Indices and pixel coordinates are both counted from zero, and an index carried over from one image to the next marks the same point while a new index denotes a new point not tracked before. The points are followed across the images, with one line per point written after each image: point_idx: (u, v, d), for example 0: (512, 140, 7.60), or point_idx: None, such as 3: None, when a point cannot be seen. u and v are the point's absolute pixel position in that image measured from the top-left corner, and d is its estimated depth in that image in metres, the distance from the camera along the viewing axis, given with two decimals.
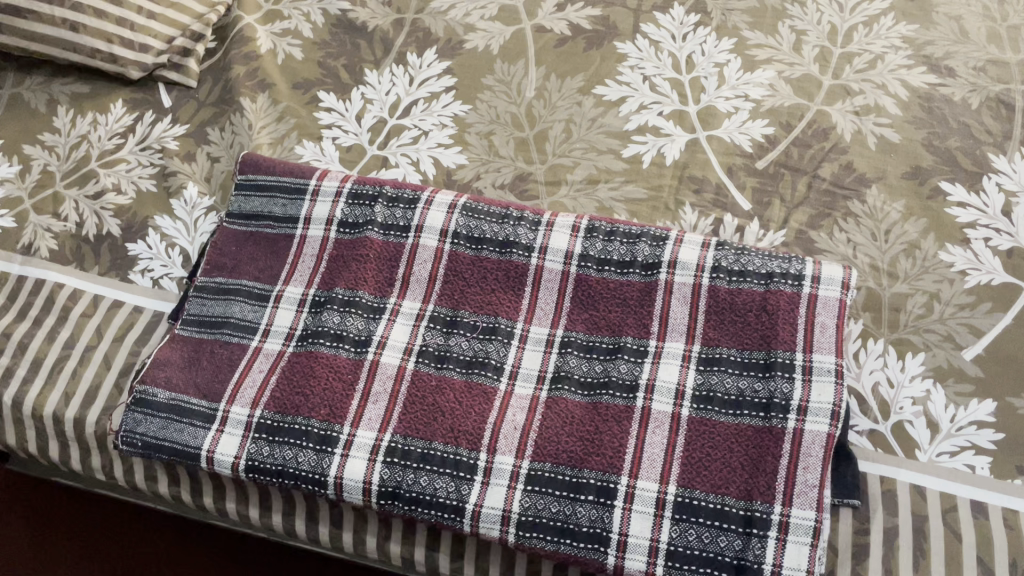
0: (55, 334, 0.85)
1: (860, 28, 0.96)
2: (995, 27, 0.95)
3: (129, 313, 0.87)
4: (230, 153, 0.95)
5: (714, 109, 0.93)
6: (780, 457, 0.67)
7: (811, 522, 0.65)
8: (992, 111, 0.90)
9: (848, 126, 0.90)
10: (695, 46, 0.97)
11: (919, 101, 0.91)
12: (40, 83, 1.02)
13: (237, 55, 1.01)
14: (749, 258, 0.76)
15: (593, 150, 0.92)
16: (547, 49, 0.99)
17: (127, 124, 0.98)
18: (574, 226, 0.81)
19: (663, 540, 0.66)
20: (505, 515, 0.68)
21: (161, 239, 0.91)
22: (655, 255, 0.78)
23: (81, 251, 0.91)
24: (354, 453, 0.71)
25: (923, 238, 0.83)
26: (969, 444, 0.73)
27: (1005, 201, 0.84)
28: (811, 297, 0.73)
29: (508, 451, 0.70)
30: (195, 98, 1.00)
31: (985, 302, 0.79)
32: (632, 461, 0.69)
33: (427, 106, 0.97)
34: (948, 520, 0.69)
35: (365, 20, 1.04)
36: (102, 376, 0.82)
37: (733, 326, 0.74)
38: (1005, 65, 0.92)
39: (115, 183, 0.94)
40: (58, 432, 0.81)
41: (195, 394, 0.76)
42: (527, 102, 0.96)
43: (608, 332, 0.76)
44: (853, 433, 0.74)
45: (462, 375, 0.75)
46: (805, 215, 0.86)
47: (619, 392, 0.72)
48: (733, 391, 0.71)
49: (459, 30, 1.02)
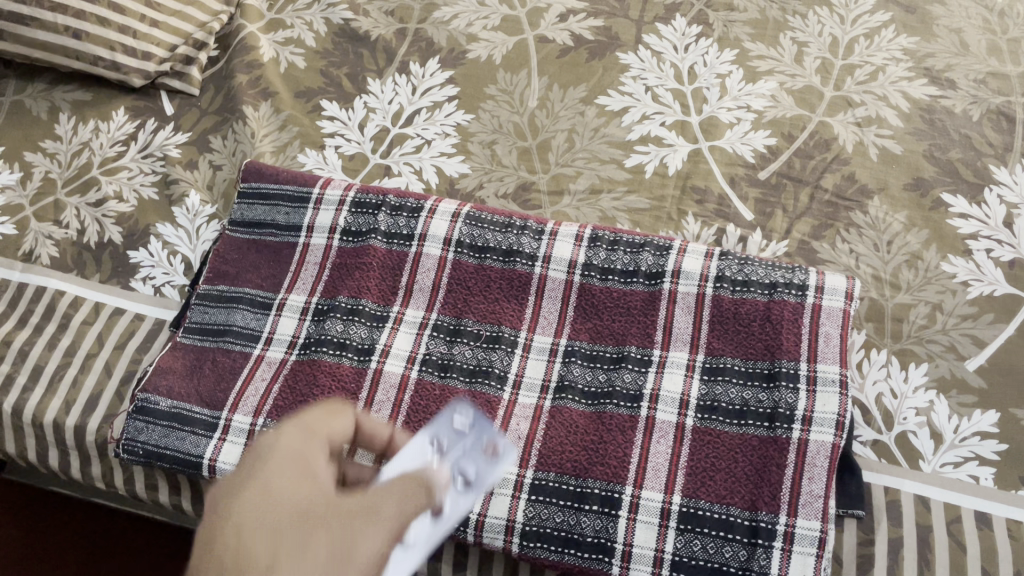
0: (55, 342, 0.85)
1: (862, 40, 0.97)
2: (995, 40, 0.96)
3: (130, 320, 0.86)
4: (232, 161, 0.95)
5: (716, 120, 0.93)
6: (785, 468, 0.67)
7: (816, 532, 0.65)
8: (993, 123, 0.90)
9: (849, 137, 0.91)
10: (697, 57, 0.97)
11: (920, 113, 0.92)
12: (43, 90, 1.02)
13: (239, 63, 1.01)
14: (752, 268, 0.76)
15: (596, 159, 0.92)
16: (550, 59, 1.00)
17: (129, 132, 0.98)
18: (578, 236, 0.81)
19: (667, 550, 0.66)
20: (509, 524, 0.68)
21: (163, 247, 0.90)
22: (659, 265, 0.78)
23: (82, 258, 0.91)
24: None
25: (924, 249, 0.83)
26: (972, 455, 0.73)
27: (1006, 213, 0.84)
28: (815, 307, 0.74)
29: (511, 460, 0.70)
30: (197, 106, 1.00)
31: (987, 313, 0.80)
32: (637, 471, 0.69)
33: (430, 115, 0.97)
34: (953, 531, 0.69)
35: (368, 29, 1.04)
36: (103, 383, 0.82)
37: (736, 335, 0.74)
38: (1005, 77, 0.93)
39: (117, 190, 0.94)
40: (58, 439, 0.80)
41: (197, 402, 0.76)
42: (530, 112, 0.96)
43: (611, 341, 0.76)
44: (857, 444, 0.74)
45: (466, 384, 0.74)
46: (807, 225, 0.86)
47: (623, 401, 0.72)
48: (737, 401, 0.71)
49: (462, 40, 1.02)
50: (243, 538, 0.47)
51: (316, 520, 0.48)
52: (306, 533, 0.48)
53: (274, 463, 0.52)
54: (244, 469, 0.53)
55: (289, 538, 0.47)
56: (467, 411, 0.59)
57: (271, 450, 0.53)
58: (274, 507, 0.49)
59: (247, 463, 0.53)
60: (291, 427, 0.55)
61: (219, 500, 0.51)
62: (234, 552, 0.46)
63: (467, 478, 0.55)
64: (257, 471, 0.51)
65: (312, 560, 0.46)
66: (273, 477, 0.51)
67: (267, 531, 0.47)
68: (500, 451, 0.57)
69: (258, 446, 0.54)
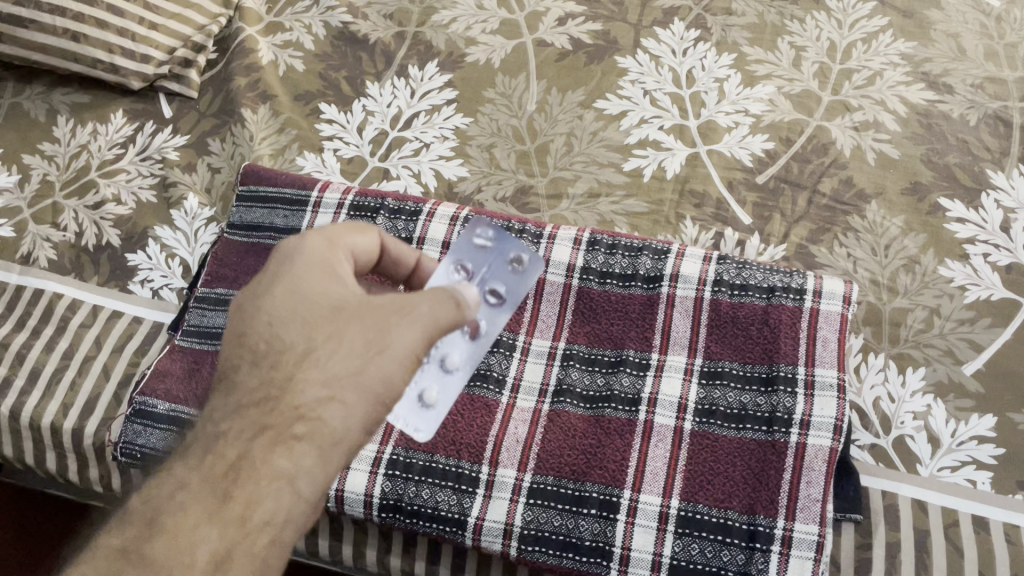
0: (53, 345, 0.85)
1: (860, 44, 0.97)
2: (992, 45, 0.96)
3: (128, 323, 0.86)
4: (231, 164, 0.96)
5: (715, 124, 0.93)
6: (783, 472, 0.67)
7: (814, 537, 0.65)
8: (991, 127, 0.90)
9: (847, 141, 0.91)
10: (695, 61, 0.98)
11: (918, 117, 0.92)
12: (41, 92, 1.02)
13: (238, 66, 1.01)
14: (751, 272, 0.77)
15: (595, 163, 0.92)
16: (549, 63, 1.00)
17: (128, 134, 0.98)
18: (576, 239, 0.81)
19: (665, 554, 0.66)
20: (507, 528, 0.68)
21: (161, 250, 0.90)
22: (657, 269, 0.78)
23: (80, 261, 0.90)
24: (356, 465, 0.71)
25: (922, 253, 0.84)
26: (970, 459, 0.73)
27: (1003, 217, 0.85)
28: (813, 311, 0.74)
29: (510, 464, 0.70)
30: (196, 109, 1.00)
31: (984, 317, 0.80)
32: (635, 475, 0.69)
33: (429, 118, 0.97)
34: (950, 536, 0.69)
35: (367, 32, 1.04)
36: (101, 387, 0.82)
37: (735, 339, 0.74)
38: (1002, 82, 0.93)
39: (115, 193, 0.94)
40: (56, 443, 0.80)
41: (182, 403, 0.76)
42: (528, 116, 0.96)
43: (610, 345, 0.76)
44: (854, 448, 0.74)
45: (464, 388, 0.74)
46: (805, 229, 0.86)
47: (621, 405, 0.72)
48: (735, 405, 0.71)
49: (461, 43, 1.02)
50: (277, 333, 0.55)
51: (344, 318, 0.56)
52: (332, 328, 0.55)
53: (305, 264, 0.59)
54: (277, 270, 0.59)
55: (319, 332, 0.55)
56: (489, 231, 0.70)
57: (296, 254, 0.59)
58: (304, 306, 0.56)
59: (278, 265, 0.59)
60: (316, 235, 0.61)
61: (255, 296, 0.58)
62: (271, 352, 0.55)
63: (495, 293, 0.68)
64: (288, 272, 0.58)
65: (340, 351, 0.54)
66: (303, 279, 0.58)
67: (297, 324, 0.55)
68: (526, 263, 0.69)
69: (290, 246, 0.60)
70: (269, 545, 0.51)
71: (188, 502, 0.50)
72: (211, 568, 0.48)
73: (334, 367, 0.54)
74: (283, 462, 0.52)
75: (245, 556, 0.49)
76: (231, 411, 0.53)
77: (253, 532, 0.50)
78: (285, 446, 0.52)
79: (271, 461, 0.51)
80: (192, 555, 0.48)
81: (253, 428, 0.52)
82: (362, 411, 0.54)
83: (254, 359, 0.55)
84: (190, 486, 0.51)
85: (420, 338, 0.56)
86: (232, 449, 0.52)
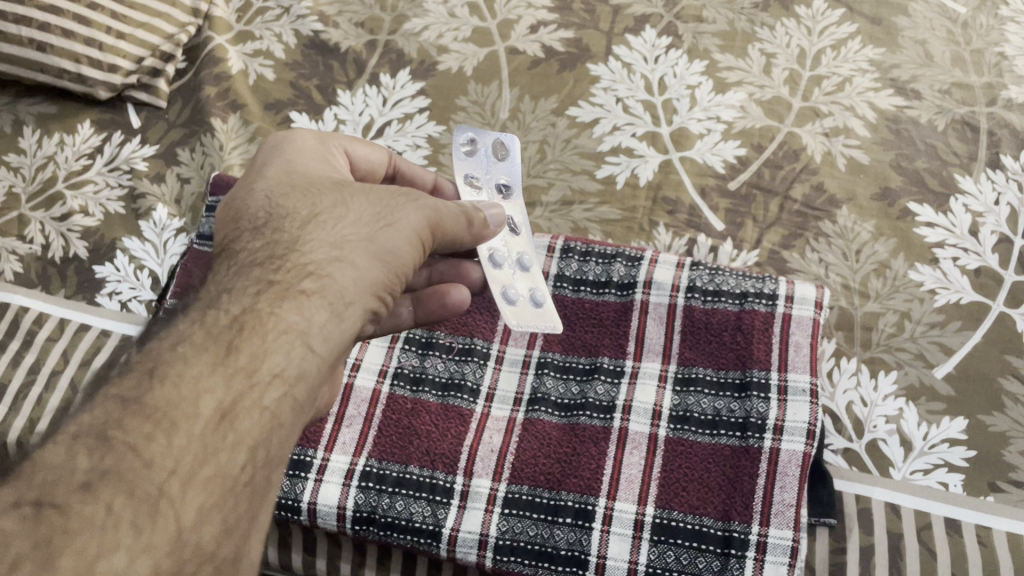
0: (19, 359, 0.83)
1: (829, 51, 0.98)
2: (959, 51, 0.97)
3: (95, 337, 0.85)
4: (200, 174, 0.95)
5: (687, 131, 0.93)
6: (757, 477, 0.67)
7: (789, 542, 0.65)
8: (958, 133, 0.91)
9: (818, 147, 0.91)
10: (667, 69, 0.98)
11: (887, 123, 0.93)
12: (6, 103, 1.00)
13: (208, 75, 1.01)
14: (723, 278, 0.77)
15: (567, 170, 0.92)
16: (521, 70, 1.00)
17: (95, 145, 0.97)
18: (550, 247, 0.81)
19: (642, 562, 0.65)
20: (482, 539, 0.67)
21: (129, 261, 0.89)
22: (630, 276, 0.78)
23: (47, 273, 0.89)
24: (328, 478, 0.70)
25: (893, 257, 0.84)
26: (942, 462, 0.73)
27: (972, 221, 0.86)
28: (785, 317, 0.74)
29: (484, 474, 0.70)
30: (164, 118, 0.99)
31: (955, 321, 0.80)
32: (610, 482, 0.68)
33: (401, 126, 0.97)
34: (924, 539, 0.69)
35: (338, 40, 1.04)
36: (67, 403, 0.80)
37: (708, 345, 0.74)
38: (969, 88, 0.94)
39: (82, 205, 0.93)
40: (21, 460, 0.79)
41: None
42: (501, 123, 0.96)
43: (585, 352, 0.76)
44: (828, 452, 0.74)
45: (438, 398, 0.74)
46: (778, 235, 0.87)
47: (596, 413, 0.72)
48: (709, 411, 0.71)
49: (433, 51, 1.02)
50: (284, 192, 0.58)
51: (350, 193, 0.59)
52: (332, 199, 0.58)
53: (300, 163, 0.63)
54: (268, 161, 0.63)
55: (319, 202, 0.57)
56: (464, 130, 0.72)
57: (299, 156, 0.63)
58: (320, 185, 0.59)
59: (269, 160, 0.63)
60: (317, 141, 0.66)
61: (246, 182, 0.61)
62: (272, 223, 0.56)
63: (505, 185, 0.73)
64: (295, 168, 0.62)
65: (347, 219, 0.57)
66: (296, 164, 0.62)
67: (302, 195, 0.58)
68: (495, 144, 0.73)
69: (273, 148, 0.64)
70: (278, 400, 0.49)
71: (190, 358, 0.47)
72: (217, 421, 0.45)
73: (340, 230, 0.56)
74: (293, 315, 0.51)
75: (252, 408, 0.47)
76: (232, 275, 0.52)
77: (261, 384, 0.48)
78: (295, 299, 0.52)
79: (280, 313, 0.51)
80: (196, 405, 0.45)
81: (260, 283, 0.52)
82: (368, 274, 0.56)
83: (254, 224, 0.56)
84: (192, 340, 0.48)
85: (422, 221, 0.59)
86: (236, 305, 0.50)
